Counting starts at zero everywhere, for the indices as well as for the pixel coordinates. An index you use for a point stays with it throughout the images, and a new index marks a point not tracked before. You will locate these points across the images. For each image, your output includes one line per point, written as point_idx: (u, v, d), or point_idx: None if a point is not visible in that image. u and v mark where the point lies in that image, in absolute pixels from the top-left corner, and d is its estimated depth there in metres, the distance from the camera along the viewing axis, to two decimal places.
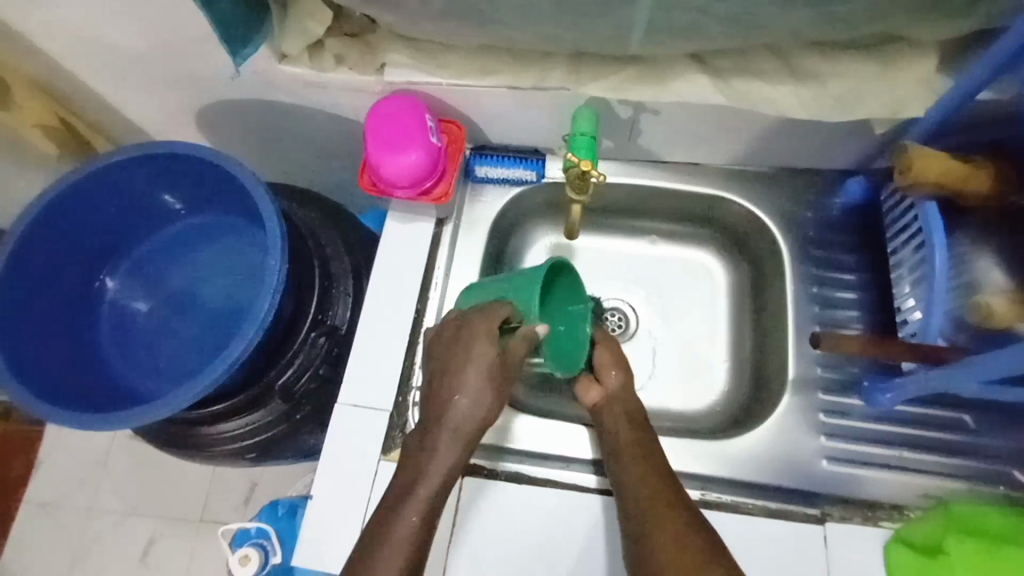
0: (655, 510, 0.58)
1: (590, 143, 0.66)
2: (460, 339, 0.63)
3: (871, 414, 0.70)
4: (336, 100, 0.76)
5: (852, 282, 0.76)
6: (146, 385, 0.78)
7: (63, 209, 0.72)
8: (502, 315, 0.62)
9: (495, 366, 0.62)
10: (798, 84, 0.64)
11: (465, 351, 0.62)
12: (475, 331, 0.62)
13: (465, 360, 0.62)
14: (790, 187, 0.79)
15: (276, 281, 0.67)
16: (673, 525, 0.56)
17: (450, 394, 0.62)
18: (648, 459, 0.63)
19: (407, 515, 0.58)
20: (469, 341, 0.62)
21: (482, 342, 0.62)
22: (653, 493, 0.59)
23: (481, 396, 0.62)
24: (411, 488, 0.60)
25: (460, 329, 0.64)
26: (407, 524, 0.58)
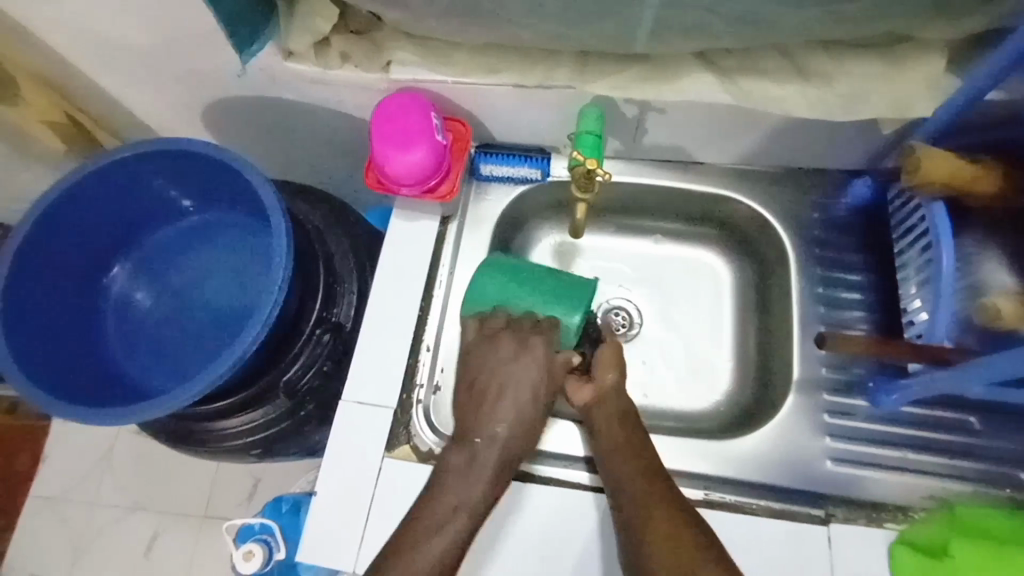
0: (651, 508, 0.59)
1: (596, 141, 0.66)
2: (513, 363, 0.69)
3: (876, 415, 0.70)
4: (342, 98, 0.76)
5: (858, 283, 0.76)
6: (152, 381, 0.78)
7: (70, 205, 0.73)
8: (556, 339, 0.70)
9: (545, 391, 0.69)
10: (805, 83, 0.64)
11: (513, 368, 0.69)
12: (531, 359, 0.69)
13: (513, 376, 0.69)
14: (796, 187, 0.79)
15: (282, 277, 0.67)
16: (668, 523, 0.58)
17: (503, 409, 0.68)
18: (641, 456, 0.63)
19: (445, 538, 0.61)
20: (520, 359, 0.69)
21: (532, 360, 0.69)
22: (648, 491, 0.60)
23: (527, 412, 0.68)
24: (448, 512, 0.62)
25: (504, 344, 0.70)
26: (449, 535, 0.61)
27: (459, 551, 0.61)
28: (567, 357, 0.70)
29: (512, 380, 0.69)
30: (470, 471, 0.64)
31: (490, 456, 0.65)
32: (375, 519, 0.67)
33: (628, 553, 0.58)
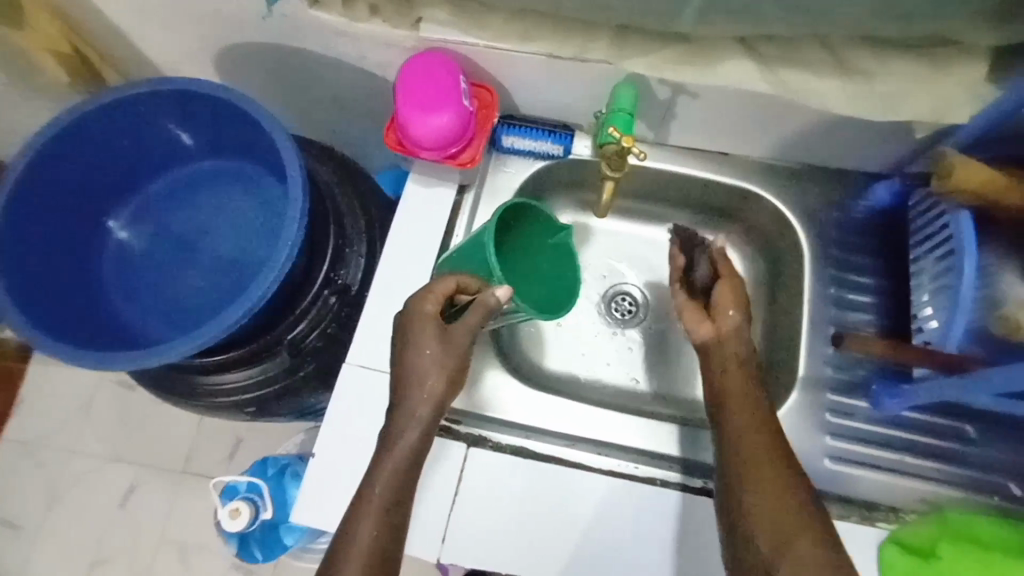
0: (758, 458, 0.59)
1: (628, 120, 0.66)
2: (419, 351, 0.60)
3: (877, 417, 0.71)
4: (365, 52, 0.73)
5: (870, 286, 0.76)
6: (147, 329, 0.76)
7: (75, 140, 0.69)
8: (491, 301, 0.59)
9: (452, 365, 0.60)
10: (844, 80, 0.62)
11: (413, 343, 0.60)
12: (432, 341, 0.60)
13: (412, 347, 0.60)
14: (818, 186, 0.79)
15: (296, 233, 0.65)
16: (774, 486, 0.57)
17: (412, 377, 0.60)
18: (757, 418, 0.62)
19: (370, 523, 0.56)
20: (433, 346, 0.60)
21: (425, 331, 0.60)
22: (760, 445, 0.60)
23: (423, 378, 0.60)
24: (381, 503, 0.57)
25: (423, 327, 0.60)
26: (373, 515, 0.57)
27: (385, 539, 0.56)
28: (479, 321, 0.60)
29: (414, 350, 0.60)
30: (389, 444, 0.59)
31: (404, 426, 0.60)
32: None
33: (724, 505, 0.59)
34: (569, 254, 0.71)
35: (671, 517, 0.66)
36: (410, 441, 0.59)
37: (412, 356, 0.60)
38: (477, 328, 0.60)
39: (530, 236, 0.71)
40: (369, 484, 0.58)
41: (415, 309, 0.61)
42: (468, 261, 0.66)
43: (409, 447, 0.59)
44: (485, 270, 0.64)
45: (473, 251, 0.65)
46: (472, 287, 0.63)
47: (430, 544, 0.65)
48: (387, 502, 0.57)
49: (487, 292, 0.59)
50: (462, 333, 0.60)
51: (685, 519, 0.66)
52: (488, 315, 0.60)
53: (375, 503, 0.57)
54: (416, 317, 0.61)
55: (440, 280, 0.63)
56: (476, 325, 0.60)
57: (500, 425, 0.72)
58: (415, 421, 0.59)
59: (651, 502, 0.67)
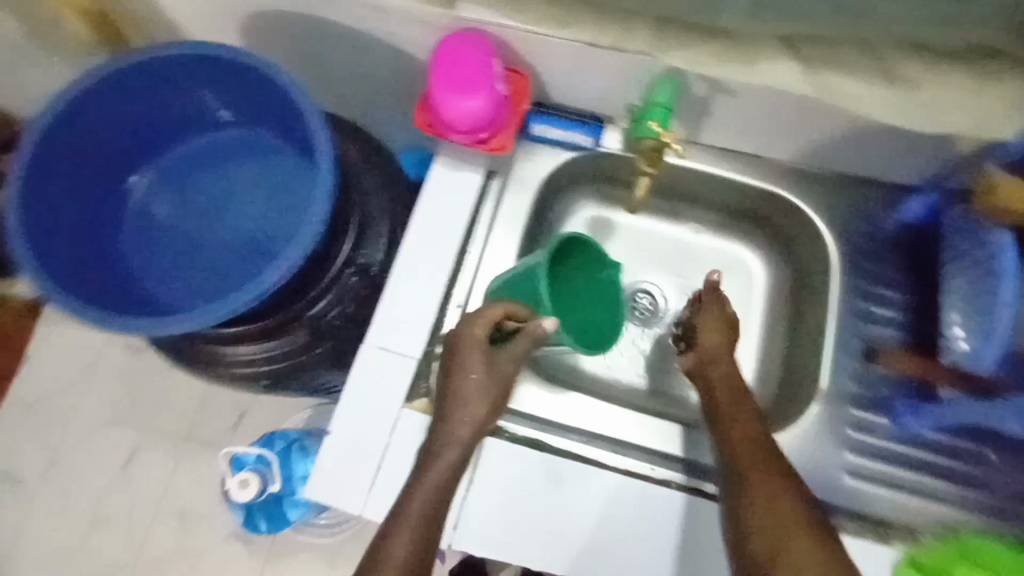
0: (754, 468, 0.58)
1: (665, 114, 0.65)
2: (468, 375, 0.62)
3: (894, 434, 0.70)
4: (396, 29, 0.71)
5: (896, 301, 0.75)
6: (164, 297, 0.75)
7: (101, 99, 0.68)
8: (537, 332, 0.61)
9: (496, 391, 0.63)
10: (891, 88, 0.60)
11: (460, 365, 0.62)
12: (478, 365, 0.62)
13: (459, 370, 0.62)
14: (851, 195, 0.77)
15: (322, 210, 0.64)
16: (773, 502, 0.55)
17: (456, 400, 0.62)
18: (759, 439, 0.61)
19: (405, 538, 0.56)
20: (483, 372, 0.62)
21: (472, 354, 0.62)
22: (755, 456, 0.59)
23: (467, 401, 0.62)
24: (418, 520, 0.57)
25: (472, 351, 0.62)
26: (408, 531, 0.56)
27: (419, 557, 0.56)
28: (525, 347, 0.63)
29: (461, 372, 0.62)
30: (427, 465, 0.60)
31: (444, 445, 0.61)
32: (387, 471, 0.66)
33: (731, 516, 0.57)
34: (614, 294, 0.70)
35: (682, 519, 0.65)
36: (449, 459, 0.60)
37: (458, 378, 0.62)
38: (522, 356, 0.63)
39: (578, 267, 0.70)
40: (406, 498, 0.58)
41: (464, 332, 0.63)
42: (516, 288, 0.66)
43: (447, 467, 0.60)
44: (533, 298, 0.64)
45: (523, 279, 0.65)
46: (520, 315, 0.63)
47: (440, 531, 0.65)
48: (423, 518, 0.57)
49: (536, 323, 0.60)
50: (508, 362, 0.63)
51: (697, 522, 0.65)
52: (534, 344, 0.62)
53: (411, 517, 0.57)
54: (464, 339, 0.62)
55: (489, 304, 0.63)
56: (524, 352, 0.63)
57: (515, 417, 0.72)
58: (456, 440, 0.61)
59: (664, 503, 0.66)
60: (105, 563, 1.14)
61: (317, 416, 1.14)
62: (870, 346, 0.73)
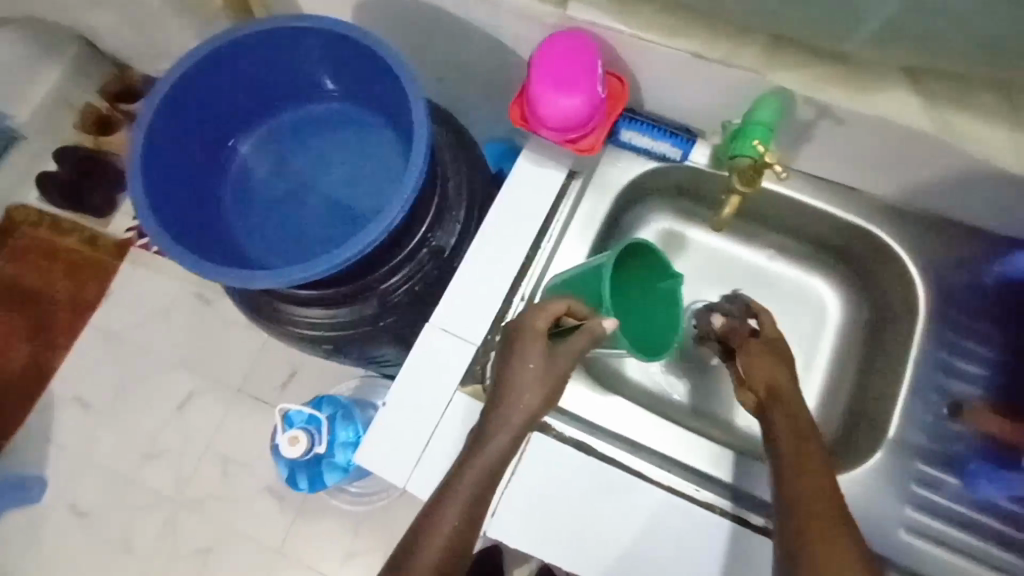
0: (816, 510, 0.55)
1: (765, 133, 0.63)
2: (522, 364, 0.61)
3: (966, 498, 0.66)
4: (503, 23, 0.72)
5: (983, 357, 0.71)
6: (251, 252, 0.80)
7: (225, 62, 0.73)
8: (597, 331, 0.60)
9: (548, 385, 0.61)
10: (1017, 133, 0.56)
11: (518, 354, 0.62)
12: (533, 358, 0.62)
13: (517, 359, 0.62)
14: (950, 241, 0.73)
15: (411, 188, 0.66)
16: (831, 548, 0.52)
17: (511, 387, 0.61)
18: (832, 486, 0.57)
19: (452, 513, 0.57)
20: (539, 365, 0.61)
21: (531, 345, 0.62)
22: (818, 498, 0.56)
23: (521, 390, 0.61)
24: (467, 499, 0.58)
25: (529, 343, 0.62)
26: (456, 507, 0.57)
27: (462, 534, 0.57)
28: (579, 345, 0.61)
29: (518, 361, 0.62)
30: (478, 447, 0.60)
31: (495, 431, 0.61)
32: (435, 450, 0.68)
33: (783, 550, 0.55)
34: (677, 304, 0.68)
35: (724, 547, 0.64)
36: (497, 447, 0.60)
37: (515, 366, 0.62)
38: (580, 353, 0.61)
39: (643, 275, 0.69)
40: (454, 478, 0.59)
41: (526, 323, 0.63)
42: (581, 286, 0.66)
43: (497, 453, 0.60)
44: (595, 298, 0.64)
45: (588, 279, 0.65)
46: (580, 313, 0.63)
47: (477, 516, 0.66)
48: (470, 497, 0.58)
49: (596, 321, 0.60)
50: (563, 357, 0.61)
51: (738, 553, 0.64)
52: (593, 343, 0.60)
53: (460, 495, 0.58)
54: (527, 330, 0.62)
55: (552, 300, 0.64)
56: (581, 350, 0.61)
57: (563, 416, 0.71)
58: (506, 428, 0.60)
59: (707, 528, 0.65)
60: (152, 494, 1.22)
61: (363, 387, 1.18)
62: (955, 401, 0.69)
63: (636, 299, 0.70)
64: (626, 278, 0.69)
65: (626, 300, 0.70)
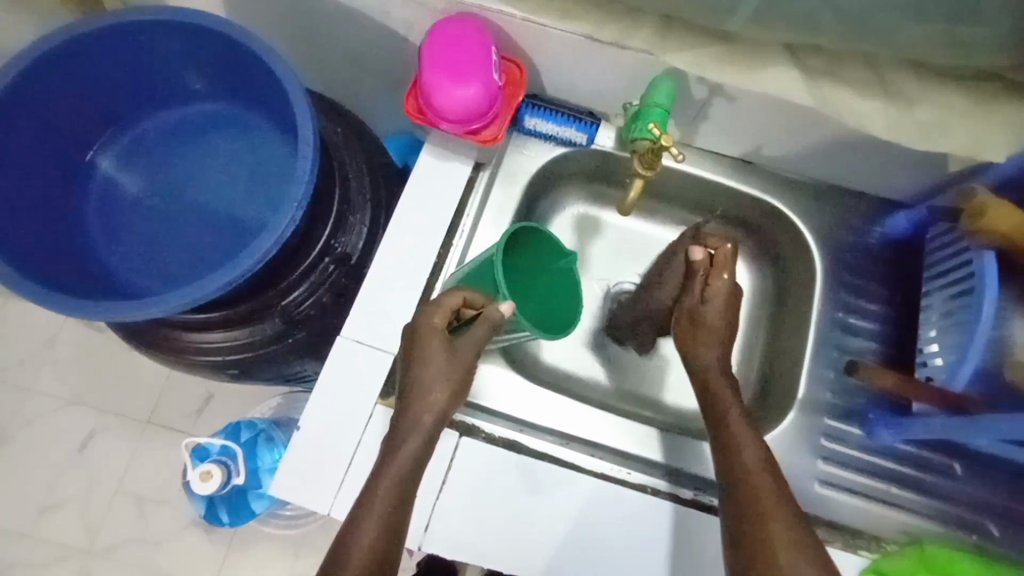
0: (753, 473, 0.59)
1: (663, 115, 0.63)
2: (425, 364, 0.59)
3: (868, 446, 0.71)
4: (389, 9, 0.67)
5: (875, 313, 0.76)
6: (130, 278, 0.71)
7: (65, 66, 0.63)
8: (496, 318, 0.57)
9: (457, 377, 0.59)
10: (886, 101, 0.59)
11: (419, 354, 0.59)
12: (434, 354, 0.59)
13: (418, 359, 0.59)
14: (838, 206, 0.77)
15: (302, 195, 0.61)
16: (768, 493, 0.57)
17: (418, 388, 0.59)
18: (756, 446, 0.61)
19: (372, 526, 0.54)
20: (444, 361, 0.59)
21: (432, 343, 0.59)
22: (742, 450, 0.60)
23: (427, 389, 0.58)
24: (387, 509, 0.55)
25: (427, 341, 0.59)
26: (374, 518, 0.55)
27: (390, 543, 0.55)
28: (485, 335, 0.59)
29: (419, 362, 0.59)
30: (390, 455, 0.58)
31: (406, 434, 0.58)
32: (358, 470, 0.64)
33: (733, 513, 0.58)
34: (572, 280, 0.66)
35: (659, 525, 0.65)
36: (411, 450, 0.58)
37: (418, 367, 0.59)
38: (482, 343, 0.59)
39: (533, 260, 0.67)
40: (370, 488, 0.56)
41: (422, 321, 0.60)
42: (473, 274, 0.63)
43: (411, 456, 0.58)
44: (490, 285, 0.61)
45: (482, 267, 0.62)
46: (477, 302, 0.60)
47: (412, 533, 0.64)
48: (388, 505, 0.55)
49: (492, 307, 0.57)
50: (468, 347, 0.59)
51: (671, 527, 0.65)
52: (494, 330, 0.58)
53: (377, 504, 0.55)
54: (423, 329, 0.59)
55: (446, 293, 0.60)
56: (482, 339, 0.59)
57: (493, 416, 0.70)
58: (419, 429, 0.58)
59: (642, 509, 0.65)
60: (56, 549, 1.09)
61: (286, 405, 1.11)
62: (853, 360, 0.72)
63: (533, 283, 0.67)
64: (517, 268, 0.67)
65: (522, 286, 0.67)
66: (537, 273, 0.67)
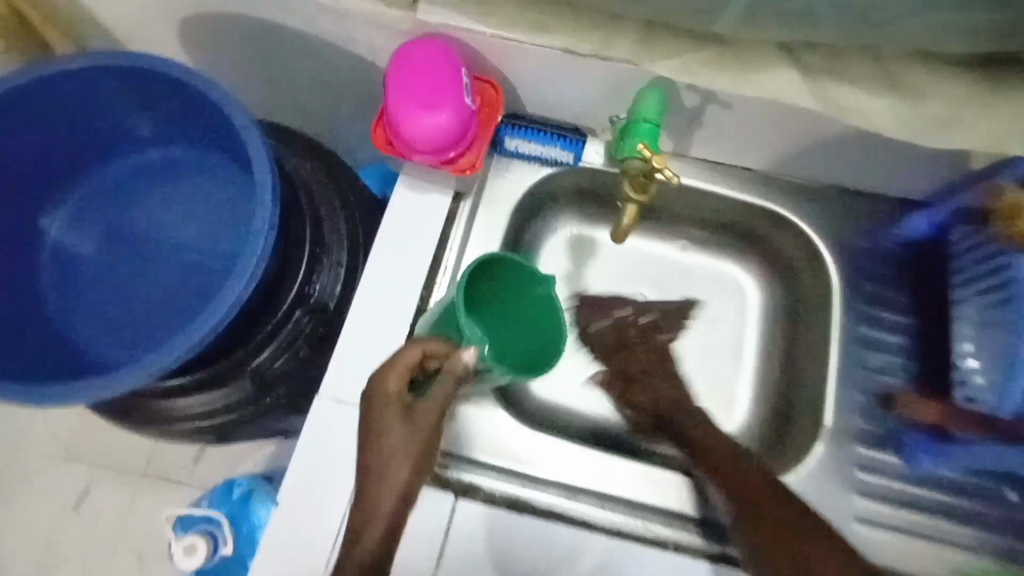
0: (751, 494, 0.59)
1: (652, 131, 0.57)
2: (380, 438, 0.48)
3: (908, 475, 0.65)
4: (352, 34, 0.62)
5: (901, 325, 0.70)
6: (90, 345, 0.66)
7: (3, 121, 0.59)
8: (461, 369, 0.50)
9: (419, 450, 0.48)
10: (900, 96, 0.53)
11: (373, 428, 0.48)
12: (391, 426, 0.48)
13: (372, 434, 0.48)
14: (853, 211, 0.71)
15: (263, 245, 0.56)
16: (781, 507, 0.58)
17: (374, 471, 0.47)
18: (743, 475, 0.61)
19: None
20: (403, 432, 0.48)
21: (387, 412, 0.48)
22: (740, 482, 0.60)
23: (386, 470, 0.47)
24: None
25: (382, 411, 0.48)
26: None
27: None
28: (448, 390, 0.50)
29: (373, 438, 0.48)
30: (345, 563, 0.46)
31: (363, 533, 0.46)
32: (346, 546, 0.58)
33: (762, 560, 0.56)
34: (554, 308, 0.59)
35: None
36: (370, 552, 0.46)
37: (371, 443, 0.48)
38: (447, 401, 0.50)
39: (508, 292, 0.60)
40: None
41: (374, 387, 0.49)
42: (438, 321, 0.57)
43: (372, 559, 0.46)
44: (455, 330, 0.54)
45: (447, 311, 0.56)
46: (439, 352, 0.51)
47: None
48: None
49: (455, 358, 0.51)
50: (429, 410, 0.49)
51: None
52: (458, 385, 0.51)
53: None
54: (376, 396, 0.49)
55: (401, 348, 0.51)
56: (448, 396, 0.50)
57: (494, 472, 0.64)
58: (377, 523, 0.46)
59: (661, 566, 0.59)
60: None
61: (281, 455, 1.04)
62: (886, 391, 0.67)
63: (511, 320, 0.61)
64: (489, 308, 0.60)
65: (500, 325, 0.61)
66: (513, 308, 0.60)
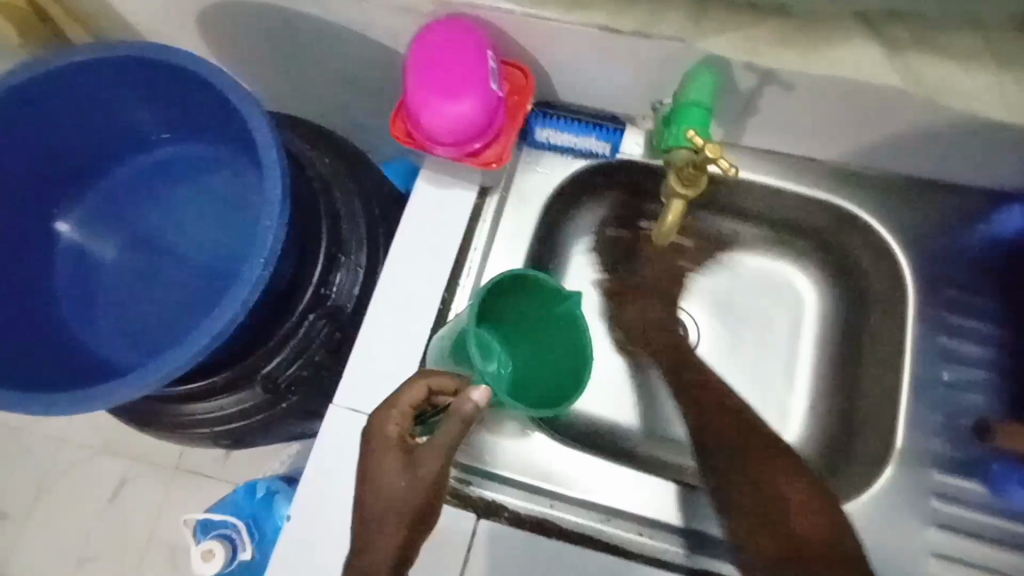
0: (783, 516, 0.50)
1: (702, 116, 0.51)
2: (377, 488, 0.44)
3: (990, 504, 0.58)
4: (371, 19, 0.58)
5: (986, 334, 0.62)
6: (105, 348, 0.65)
7: (15, 115, 0.57)
8: (468, 412, 0.43)
9: (420, 503, 0.43)
10: (1002, 73, 0.45)
11: (371, 475, 0.44)
12: (389, 474, 0.44)
13: (370, 482, 0.44)
14: (929, 205, 0.63)
15: (272, 245, 0.52)
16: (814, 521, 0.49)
17: (373, 523, 0.43)
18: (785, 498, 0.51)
19: None
20: (402, 482, 0.43)
21: (386, 458, 0.44)
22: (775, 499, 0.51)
23: (384, 523, 0.43)
24: None
25: (381, 456, 0.44)
26: None
27: None
28: (453, 437, 0.43)
29: (371, 488, 0.44)
30: None
31: None
32: None
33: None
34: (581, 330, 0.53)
35: None
36: None
37: (368, 494, 0.44)
38: (452, 448, 0.43)
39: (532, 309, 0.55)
40: None
41: (374, 429, 0.46)
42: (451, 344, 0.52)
43: None
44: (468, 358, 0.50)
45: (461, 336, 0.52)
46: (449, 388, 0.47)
47: None
48: None
49: (461, 398, 0.43)
50: (430, 458, 0.43)
51: None
52: (467, 428, 0.43)
53: None
54: (376, 440, 0.45)
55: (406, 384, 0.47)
56: (452, 443, 0.43)
57: (520, 491, 0.58)
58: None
59: None
60: None
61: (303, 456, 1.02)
62: (982, 420, 0.60)
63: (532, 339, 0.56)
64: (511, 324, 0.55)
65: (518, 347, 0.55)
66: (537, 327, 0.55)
